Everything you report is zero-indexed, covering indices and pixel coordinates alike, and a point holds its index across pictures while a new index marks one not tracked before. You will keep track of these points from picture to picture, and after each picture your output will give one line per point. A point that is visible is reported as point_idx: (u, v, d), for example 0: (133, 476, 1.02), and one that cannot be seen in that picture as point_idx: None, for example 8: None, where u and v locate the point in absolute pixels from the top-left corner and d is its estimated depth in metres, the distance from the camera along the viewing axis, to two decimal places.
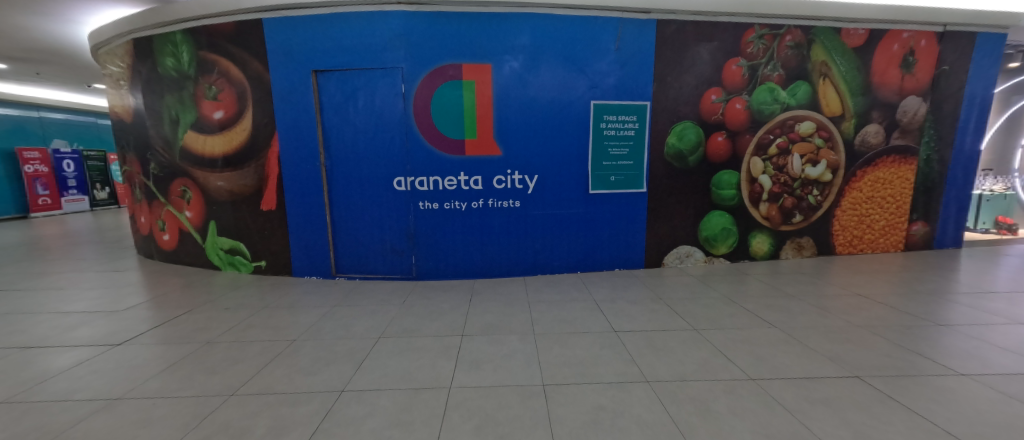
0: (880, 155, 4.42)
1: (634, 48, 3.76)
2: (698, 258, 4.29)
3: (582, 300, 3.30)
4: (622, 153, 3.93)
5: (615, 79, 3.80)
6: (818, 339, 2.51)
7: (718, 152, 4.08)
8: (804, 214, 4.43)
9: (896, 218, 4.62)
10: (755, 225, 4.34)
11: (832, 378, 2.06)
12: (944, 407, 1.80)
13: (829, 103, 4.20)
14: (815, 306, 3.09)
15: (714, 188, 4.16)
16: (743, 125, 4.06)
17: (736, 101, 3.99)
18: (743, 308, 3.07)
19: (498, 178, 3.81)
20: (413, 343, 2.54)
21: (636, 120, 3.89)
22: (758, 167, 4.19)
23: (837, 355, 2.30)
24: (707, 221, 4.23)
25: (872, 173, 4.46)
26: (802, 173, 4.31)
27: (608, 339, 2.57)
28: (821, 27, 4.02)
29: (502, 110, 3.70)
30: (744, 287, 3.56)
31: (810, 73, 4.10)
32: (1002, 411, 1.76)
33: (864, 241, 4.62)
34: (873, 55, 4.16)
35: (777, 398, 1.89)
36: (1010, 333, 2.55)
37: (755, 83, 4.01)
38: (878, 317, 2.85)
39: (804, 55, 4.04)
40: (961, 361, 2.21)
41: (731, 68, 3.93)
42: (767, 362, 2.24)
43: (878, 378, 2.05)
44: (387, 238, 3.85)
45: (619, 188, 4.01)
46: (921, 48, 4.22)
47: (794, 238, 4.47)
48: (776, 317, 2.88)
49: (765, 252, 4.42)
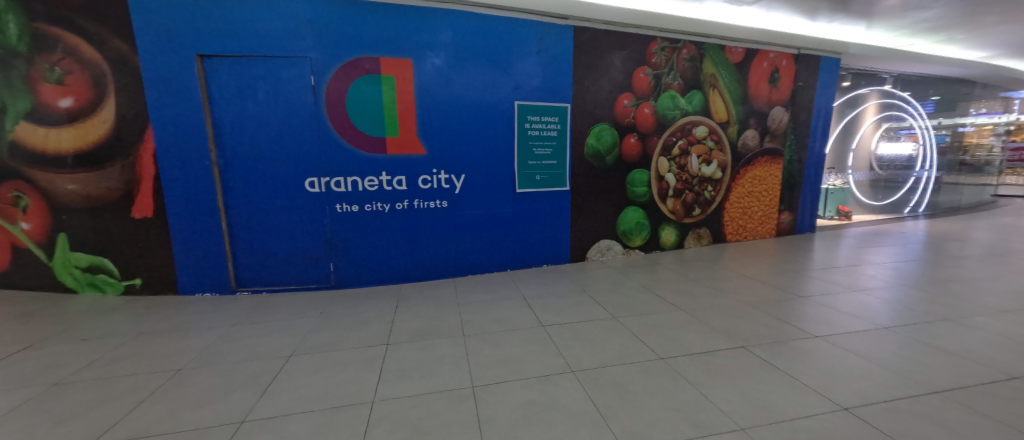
0: (756, 156, 5.21)
1: (554, 52, 3.91)
2: (617, 251, 4.64)
3: (511, 298, 3.35)
4: (546, 153, 4.07)
5: (537, 81, 3.91)
6: (714, 317, 2.87)
7: (631, 152, 4.44)
8: (702, 208, 5.04)
9: (770, 209, 5.50)
10: (663, 218, 4.82)
11: (724, 349, 2.38)
12: (806, 366, 2.17)
13: (718, 110, 4.83)
14: (712, 288, 3.54)
15: (629, 185, 4.53)
16: (651, 128, 4.48)
17: (644, 106, 4.38)
18: (655, 294, 3.38)
19: (423, 178, 3.68)
20: (332, 358, 2.33)
21: (558, 121, 4.06)
22: (664, 166, 4.65)
23: (729, 330, 2.65)
24: (624, 217, 4.58)
25: (751, 171, 5.23)
26: (699, 172, 4.90)
27: (536, 334, 2.63)
28: (710, 44, 4.59)
29: (425, 108, 3.59)
30: (656, 275, 3.93)
31: (702, 83, 4.66)
32: (843, 363, 2.19)
33: (747, 229, 5.41)
34: (749, 70, 4.88)
35: (682, 373, 2.12)
36: (848, 299, 3.18)
37: (659, 90, 4.44)
38: (759, 294, 3.35)
39: (698, 68, 4.59)
40: (816, 325, 2.71)
41: (640, 75, 4.30)
42: (676, 341, 2.49)
43: (758, 346, 2.41)
44: (299, 244, 3.49)
45: (544, 187, 4.14)
46: (783, 66, 5.06)
47: (695, 229, 5.07)
48: (681, 300, 3.23)
49: (671, 242, 4.94)
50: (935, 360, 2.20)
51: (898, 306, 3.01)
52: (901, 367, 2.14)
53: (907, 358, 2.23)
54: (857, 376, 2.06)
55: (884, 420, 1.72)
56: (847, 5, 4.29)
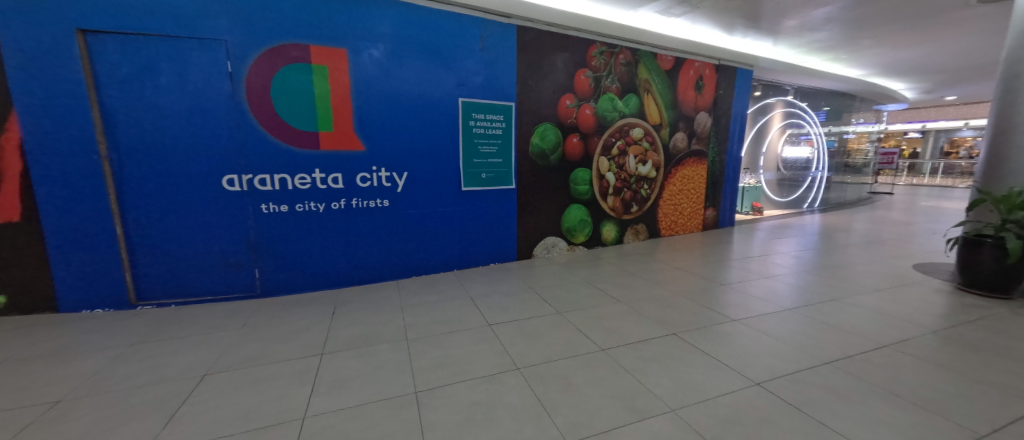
0: (685, 156, 5.65)
1: (498, 50, 3.91)
2: (562, 247, 4.77)
3: (457, 298, 3.30)
4: (492, 151, 4.06)
5: (481, 78, 3.88)
6: (649, 308, 3.06)
7: (573, 152, 4.59)
8: (638, 205, 5.36)
9: (697, 206, 6.01)
10: (604, 215, 5.05)
11: (658, 337, 2.55)
12: (726, 347, 2.40)
13: (651, 114, 5.16)
14: (648, 280, 3.78)
15: (572, 184, 4.67)
16: (592, 128, 4.66)
17: (585, 107, 4.55)
18: (596, 288, 3.53)
19: (362, 176, 3.48)
20: (257, 373, 2.12)
21: (503, 119, 4.06)
22: (604, 165, 4.87)
23: (662, 319, 2.84)
24: (568, 214, 4.73)
25: (681, 170, 5.66)
26: (636, 171, 5.20)
27: (482, 334, 2.61)
28: (644, 50, 4.88)
29: (362, 101, 3.39)
30: (598, 270, 4.11)
31: (637, 88, 4.95)
32: (756, 343, 2.45)
33: (678, 224, 5.87)
34: (678, 77, 5.27)
35: (621, 362, 2.23)
36: (760, 286, 3.58)
37: (599, 93, 4.63)
38: (687, 284, 3.64)
39: (633, 73, 4.86)
40: (735, 310, 3.01)
41: (580, 77, 4.45)
42: (615, 333, 2.62)
43: (687, 332, 2.62)
44: (218, 249, 3.13)
45: (490, 185, 4.13)
46: (706, 75, 5.54)
47: (633, 225, 5.38)
48: (620, 293, 3.40)
49: (612, 238, 5.20)
50: (826, 335, 2.56)
51: (799, 290, 3.44)
52: (801, 343, 2.45)
53: (806, 335, 2.56)
54: (767, 354, 2.32)
55: (787, 391, 1.96)
56: (757, 22, 4.80)
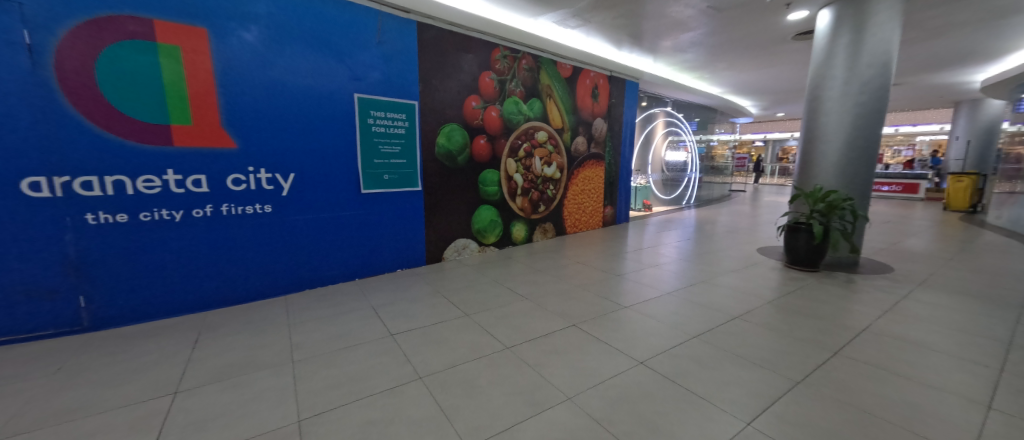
0: (585, 159, 6.10)
1: (396, 45, 3.73)
2: (473, 249, 4.76)
3: (358, 309, 3.04)
4: (394, 151, 3.85)
5: (379, 73, 3.66)
6: (553, 302, 3.21)
7: (481, 153, 4.61)
8: (545, 205, 5.62)
9: (598, 204, 6.53)
10: (514, 215, 5.17)
11: (560, 330, 2.68)
12: (617, 332, 2.64)
13: (554, 118, 5.45)
14: (553, 275, 3.96)
15: (481, 185, 4.69)
16: (498, 130, 4.74)
17: (491, 109, 4.61)
18: (505, 287, 3.59)
19: (234, 178, 3.00)
20: (76, 429, 1.66)
21: (405, 118, 3.89)
22: (511, 167, 4.99)
23: (564, 312, 3.00)
24: (478, 215, 4.73)
25: (582, 172, 6.10)
26: (542, 172, 5.44)
27: (384, 346, 2.44)
28: (545, 57, 5.13)
29: (232, 91, 2.92)
30: (507, 269, 4.18)
31: (540, 93, 5.18)
32: (642, 326, 2.74)
33: (582, 222, 6.31)
34: (576, 85, 5.66)
35: (524, 358, 2.29)
36: (648, 274, 4.02)
37: (503, 96, 4.73)
38: (588, 277, 3.91)
39: (535, 78, 5.07)
40: (626, 297, 3.32)
41: (485, 80, 4.49)
42: (520, 330, 2.68)
43: (586, 322, 2.80)
44: (17, 274, 2.39)
45: (393, 187, 3.92)
46: (601, 85, 6.06)
47: (541, 224, 5.62)
48: (528, 290, 3.50)
49: (522, 237, 5.36)
50: (696, 312, 2.97)
51: (677, 275, 3.95)
52: (677, 321, 2.80)
53: (681, 314, 2.95)
54: (651, 334, 2.61)
55: (665, 366, 2.22)
56: (639, 40, 5.41)
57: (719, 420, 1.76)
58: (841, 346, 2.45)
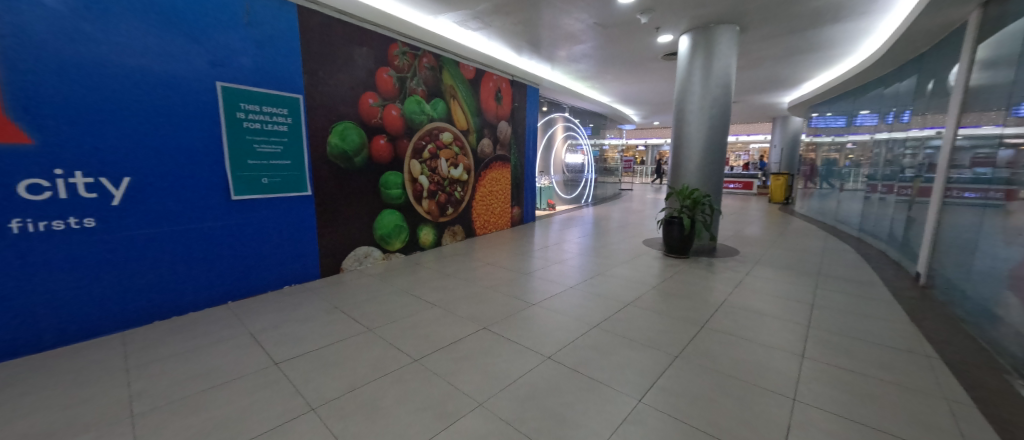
0: (492, 161, 6.18)
1: (272, 30, 3.26)
2: (376, 257, 4.43)
3: (231, 338, 2.57)
4: (274, 151, 3.36)
5: (250, 60, 3.15)
6: (463, 306, 3.16)
7: (382, 154, 4.32)
8: (453, 207, 5.53)
9: (505, 205, 6.68)
10: (420, 219, 4.97)
11: (470, 334, 2.64)
12: (526, 330, 2.71)
13: (459, 119, 5.40)
14: (463, 279, 3.90)
15: (383, 188, 4.39)
16: (400, 130, 4.50)
17: (391, 108, 4.35)
18: (412, 296, 3.41)
19: (31, 183, 2.27)
20: None
21: (287, 114, 3.42)
22: (416, 168, 4.79)
23: (474, 315, 2.97)
24: (381, 220, 4.43)
25: (489, 173, 6.16)
26: (449, 174, 5.34)
27: (266, 378, 2.10)
28: (446, 57, 5.03)
29: (22, 67, 2.21)
30: (414, 276, 3.98)
31: (443, 93, 5.07)
32: (548, 321, 2.86)
33: (491, 223, 6.38)
34: (479, 87, 5.69)
35: (433, 369, 2.19)
36: (552, 270, 4.24)
37: (404, 94, 4.50)
38: (497, 278, 3.95)
39: (438, 78, 4.95)
40: (533, 295, 3.44)
41: (383, 76, 4.21)
42: (429, 339, 2.57)
43: (496, 324, 2.81)
44: None
45: (275, 193, 3.42)
46: (503, 88, 6.20)
47: (450, 227, 5.51)
48: (436, 297, 3.39)
49: (431, 241, 5.18)
50: (595, 303, 3.23)
51: (579, 270, 4.24)
52: (579, 314, 3.00)
53: (582, 306, 3.17)
54: (556, 328, 2.74)
55: (569, 357, 2.35)
56: (537, 48, 5.67)
57: (616, 401, 1.92)
58: (707, 320, 2.91)
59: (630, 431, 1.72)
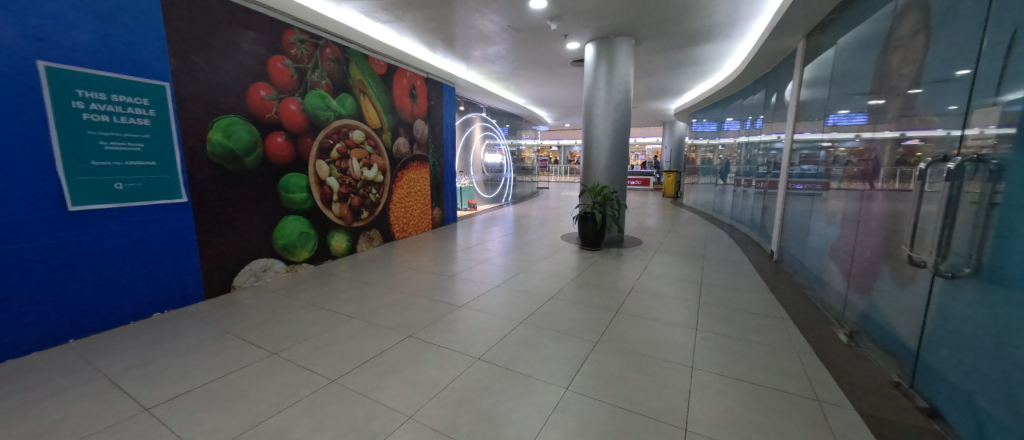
0: (409, 161, 5.93)
1: (122, 2, 2.67)
2: (278, 269, 3.93)
3: (78, 385, 2.04)
4: (132, 150, 2.76)
5: (90, 37, 2.54)
6: (385, 315, 2.97)
7: (280, 154, 3.84)
8: (369, 210, 5.17)
9: (426, 207, 6.47)
10: (331, 225, 4.54)
11: (394, 345, 2.50)
12: (455, 333, 2.66)
13: (370, 117, 5.06)
14: (382, 287, 3.66)
15: (283, 191, 3.91)
16: (301, 127, 4.04)
17: (289, 102, 3.89)
18: (325, 309, 3.10)
19: None
20: None
21: (149, 105, 2.83)
22: (323, 170, 4.36)
23: (398, 324, 2.81)
24: (282, 228, 3.94)
25: (407, 174, 5.90)
26: (362, 175, 4.97)
27: (134, 427, 1.71)
28: (353, 49, 4.67)
29: None
30: (326, 288, 3.62)
31: (352, 88, 4.70)
32: (475, 322, 2.85)
33: (411, 226, 6.12)
34: (392, 83, 5.40)
35: (354, 387, 2.02)
36: (477, 270, 4.23)
37: (305, 87, 4.06)
38: (420, 282, 3.81)
39: (344, 71, 4.57)
40: (459, 297, 3.39)
41: (277, 65, 3.74)
42: (348, 355, 2.36)
43: (421, 331, 2.70)
44: None
45: (136, 200, 2.81)
46: (418, 86, 5.98)
47: (365, 232, 5.14)
48: (354, 308, 3.13)
49: (344, 249, 4.77)
50: (520, 300, 3.31)
51: (503, 268, 4.30)
52: (505, 311, 3.05)
53: (508, 303, 3.22)
54: (485, 328, 2.74)
55: (499, 355, 2.36)
56: (452, 46, 5.59)
57: (546, 393, 1.99)
58: (620, 306, 3.19)
59: (560, 419, 1.80)
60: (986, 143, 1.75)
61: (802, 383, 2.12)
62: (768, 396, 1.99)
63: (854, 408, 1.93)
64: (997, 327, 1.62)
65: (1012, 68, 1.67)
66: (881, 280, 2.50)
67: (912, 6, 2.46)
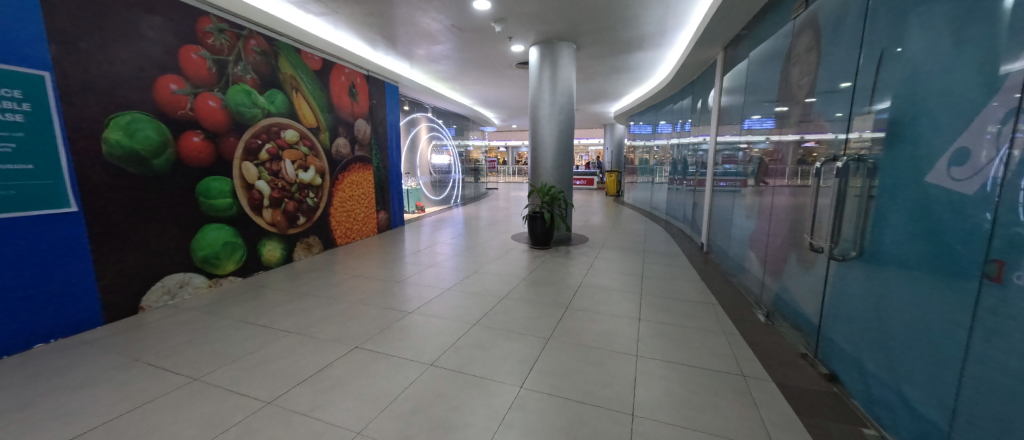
0: (350, 162, 5.62)
1: None
2: (199, 284, 3.52)
3: None
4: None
5: None
6: (328, 327, 2.78)
7: (198, 155, 3.44)
8: (306, 216, 4.81)
9: (370, 210, 6.17)
10: (262, 233, 4.16)
11: (339, 358, 2.35)
12: (405, 341, 2.57)
13: (305, 115, 4.71)
14: (324, 297, 3.42)
15: (202, 197, 3.50)
16: (222, 126, 3.66)
17: (207, 97, 3.49)
18: (258, 325, 2.83)
19: None
20: None
21: (23, 98, 2.40)
22: (250, 172, 3.98)
23: (342, 336, 2.64)
24: (202, 239, 3.53)
25: (348, 176, 5.58)
26: (297, 178, 4.61)
27: None
28: (282, 42, 4.31)
29: None
30: (258, 302, 3.30)
31: (282, 84, 4.35)
32: (426, 328, 2.77)
33: (354, 231, 5.80)
34: (328, 80, 5.08)
35: (295, 407, 1.87)
36: (426, 275, 4.12)
37: (226, 82, 3.68)
38: (366, 290, 3.62)
39: (273, 66, 4.21)
40: (409, 303, 3.28)
41: (191, 56, 3.34)
42: (285, 373, 2.18)
43: (369, 341, 2.57)
44: None
45: (7, 211, 2.36)
46: (358, 83, 5.68)
47: (303, 239, 4.77)
48: (292, 321, 2.89)
49: (278, 258, 4.39)
50: (472, 302, 3.28)
51: (454, 271, 4.24)
52: (457, 314, 3.01)
53: (460, 306, 3.18)
54: (437, 333, 2.68)
55: (452, 359, 2.33)
56: (394, 44, 5.40)
57: (500, 393, 2.00)
58: (569, 302, 3.29)
59: (515, 418, 1.81)
60: (864, 145, 2.07)
61: (730, 362, 2.34)
62: (702, 376, 2.18)
63: (772, 379, 2.18)
64: (876, 300, 1.92)
65: (881, 82, 1.99)
66: (790, 265, 2.85)
67: (806, 26, 2.84)
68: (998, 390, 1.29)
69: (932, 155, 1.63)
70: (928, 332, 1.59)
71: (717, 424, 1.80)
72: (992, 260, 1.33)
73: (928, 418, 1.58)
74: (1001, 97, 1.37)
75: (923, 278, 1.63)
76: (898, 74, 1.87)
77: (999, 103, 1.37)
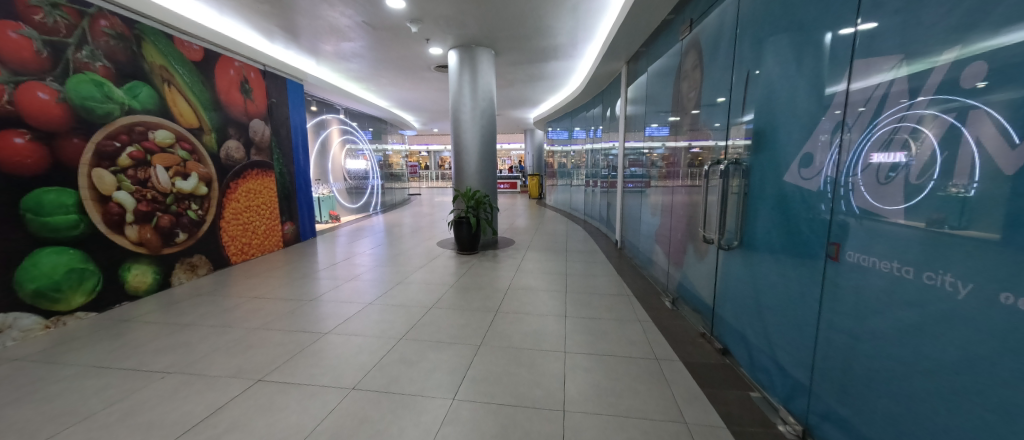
0: (245, 168, 4.92)
1: None
2: (28, 325, 2.77)
3: None
4: None
5: None
6: (222, 361, 2.38)
7: (20, 160, 2.71)
8: (187, 231, 4.07)
9: (273, 222, 5.47)
10: (125, 255, 3.42)
11: (237, 395, 2.02)
12: (321, 366, 2.31)
13: (182, 113, 4.01)
14: (215, 325, 2.93)
15: (30, 213, 2.77)
16: (62, 125, 2.94)
17: (34, 88, 2.77)
18: (120, 369, 2.29)
19: None
20: None
21: None
22: (106, 181, 3.24)
23: (239, 369, 2.28)
24: (32, 268, 2.79)
25: (243, 184, 4.89)
26: (173, 187, 3.89)
27: None
28: (148, 25, 3.61)
29: None
30: (120, 340, 2.68)
31: (148, 75, 3.63)
32: (344, 348, 2.53)
33: (253, 246, 5.08)
34: (213, 73, 4.39)
35: None
36: (344, 290, 3.78)
37: (64, 69, 2.95)
38: (270, 312, 3.19)
39: (135, 53, 3.50)
40: (323, 322, 2.97)
41: (7, 35, 2.62)
42: (167, 423, 1.81)
43: (275, 371, 2.25)
44: None
45: None
46: (252, 78, 5.02)
47: (184, 259, 4.04)
48: (171, 360, 2.40)
49: (149, 284, 3.64)
50: (396, 315, 3.09)
51: (375, 283, 3.96)
52: (381, 329, 2.81)
53: (383, 321, 2.98)
54: (357, 353, 2.47)
55: (376, 380, 2.15)
56: (295, 37, 4.88)
57: (431, 409, 1.90)
58: (498, 305, 3.31)
59: (448, 432, 1.74)
60: (738, 151, 2.44)
61: (645, 348, 2.56)
62: (622, 364, 2.35)
63: (680, 358, 2.44)
64: (753, 281, 2.27)
65: (748, 99, 2.36)
66: (688, 256, 3.24)
67: (691, 47, 3.27)
68: (841, 347, 1.60)
69: (788, 159, 1.98)
70: (792, 304, 1.91)
71: (637, 407, 1.94)
72: (831, 242, 1.65)
73: (794, 376, 1.90)
74: (829, 112, 1.71)
75: (785, 260, 1.97)
76: (758, 92, 2.25)
77: (828, 117, 1.71)
